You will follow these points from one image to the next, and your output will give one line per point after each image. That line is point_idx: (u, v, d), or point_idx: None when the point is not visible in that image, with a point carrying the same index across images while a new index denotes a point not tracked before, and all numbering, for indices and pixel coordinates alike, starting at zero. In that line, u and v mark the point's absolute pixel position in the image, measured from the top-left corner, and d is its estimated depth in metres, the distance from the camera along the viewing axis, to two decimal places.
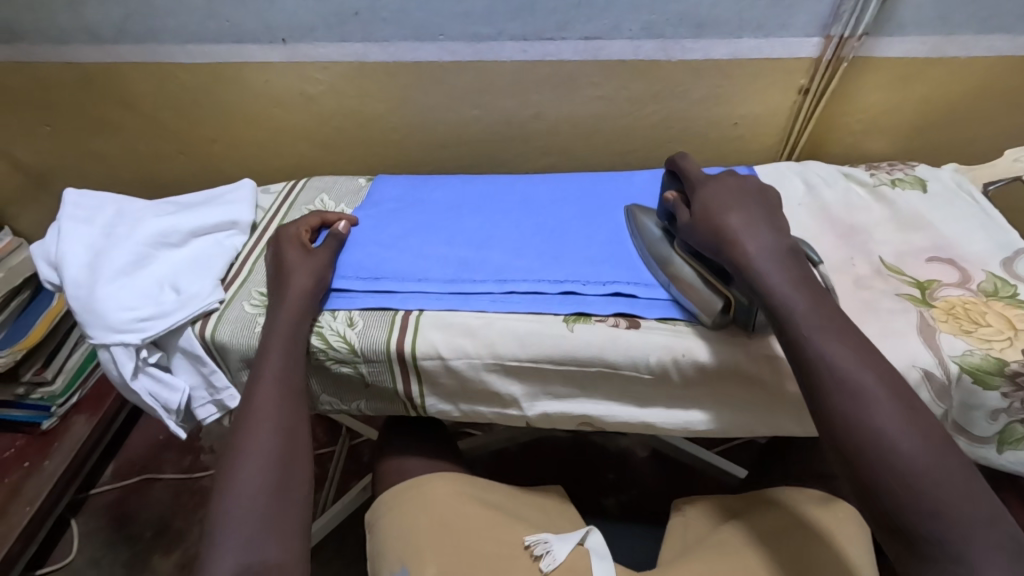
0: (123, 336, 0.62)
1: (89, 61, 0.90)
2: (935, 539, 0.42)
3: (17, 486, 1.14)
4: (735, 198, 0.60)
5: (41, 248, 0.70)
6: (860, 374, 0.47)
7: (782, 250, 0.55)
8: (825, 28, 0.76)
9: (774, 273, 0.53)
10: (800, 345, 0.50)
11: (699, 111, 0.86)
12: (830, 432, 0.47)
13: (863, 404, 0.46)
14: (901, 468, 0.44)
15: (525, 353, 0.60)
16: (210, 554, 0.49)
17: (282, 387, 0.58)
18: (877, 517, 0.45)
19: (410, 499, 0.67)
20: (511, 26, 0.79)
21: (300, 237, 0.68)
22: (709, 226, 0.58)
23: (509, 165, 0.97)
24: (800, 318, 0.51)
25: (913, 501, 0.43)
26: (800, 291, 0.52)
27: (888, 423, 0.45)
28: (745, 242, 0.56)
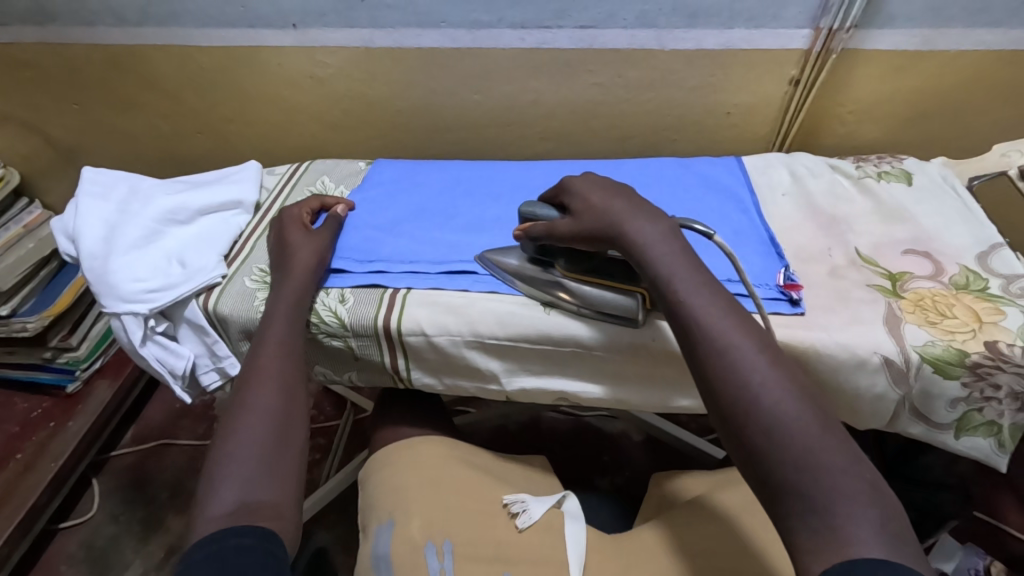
0: (132, 306, 0.67)
1: (112, 43, 0.95)
2: (796, 488, 0.43)
3: (43, 444, 1.22)
4: (606, 191, 0.61)
5: (60, 222, 0.75)
6: (730, 333, 0.49)
7: (670, 237, 0.57)
8: (815, 20, 0.76)
9: (654, 243, 0.56)
10: (679, 308, 0.52)
11: (695, 99, 0.87)
12: (707, 390, 0.49)
13: (734, 362, 0.48)
14: (767, 416, 0.45)
15: (503, 332, 0.63)
16: (208, 494, 0.53)
17: (284, 352, 0.62)
18: (748, 471, 0.46)
19: (398, 461, 0.71)
20: (509, 14, 0.81)
21: (298, 219, 0.72)
22: (600, 218, 0.59)
23: (509, 150, 0.99)
24: (678, 283, 0.53)
25: (774, 448, 0.44)
26: (680, 260, 0.54)
27: (755, 376, 0.47)
28: (636, 235, 0.57)
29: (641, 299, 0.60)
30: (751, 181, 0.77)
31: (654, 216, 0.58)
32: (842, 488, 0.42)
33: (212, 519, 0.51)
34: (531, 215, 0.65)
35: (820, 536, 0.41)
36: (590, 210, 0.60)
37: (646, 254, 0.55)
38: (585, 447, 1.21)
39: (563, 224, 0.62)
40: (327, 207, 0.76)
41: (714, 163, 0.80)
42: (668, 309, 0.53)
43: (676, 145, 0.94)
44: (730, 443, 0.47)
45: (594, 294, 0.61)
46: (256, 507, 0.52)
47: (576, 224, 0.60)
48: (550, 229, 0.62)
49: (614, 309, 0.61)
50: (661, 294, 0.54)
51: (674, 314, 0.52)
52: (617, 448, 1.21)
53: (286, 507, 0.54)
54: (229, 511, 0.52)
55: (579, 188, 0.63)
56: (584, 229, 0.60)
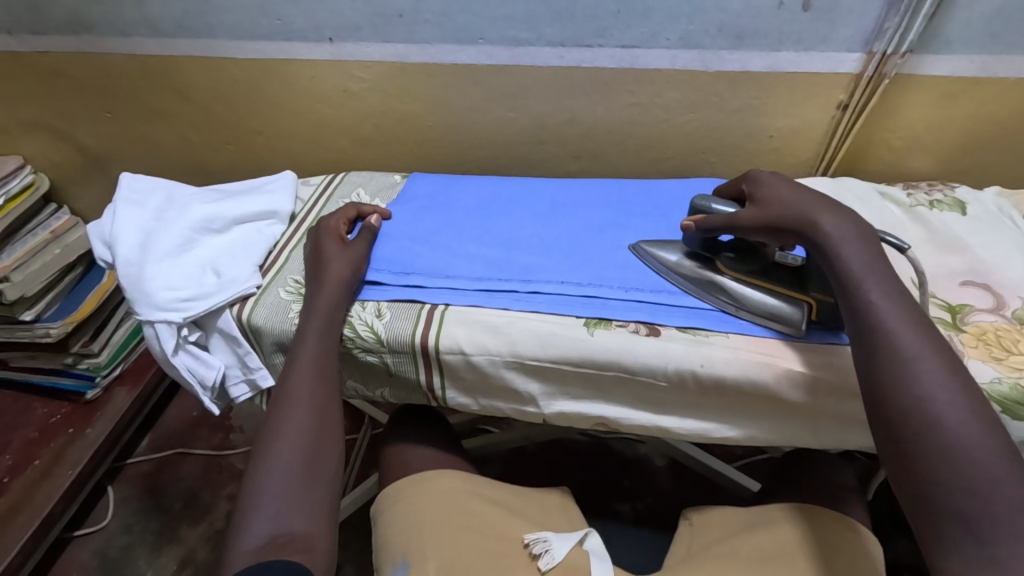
0: (166, 315, 0.66)
1: (148, 54, 0.95)
2: (965, 516, 0.43)
3: (61, 451, 1.21)
4: (797, 187, 0.59)
5: (97, 228, 0.75)
6: (921, 347, 0.48)
7: (870, 243, 0.54)
8: (868, 44, 0.75)
9: (847, 245, 0.54)
10: (865, 314, 0.51)
11: (736, 122, 0.86)
12: (878, 399, 0.48)
13: (919, 377, 0.47)
14: (945, 439, 0.44)
15: (545, 354, 0.61)
16: (242, 524, 0.52)
17: (317, 369, 0.60)
18: (908, 488, 0.46)
19: (411, 496, 0.68)
20: (549, 32, 0.80)
21: (336, 229, 0.71)
22: (794, 210, 0.56)
23: (541, 168, 0.98)
24: (870, 289, 0.51)
25: (949, 470, 0.44)
26: (878, 269, 0.52)
27: (942, 396, 0.46)
28: (830, 234, 0.54)
29: (809, 308, 0.60)
30: None
31: (853, 218, 0.56)
32: (1016, 524, 0.41)
33: (244, 553, 0.50)
34: (703, 207, 0.63)
35: (981, 570, 0.41)
36: (779, 201, 0.58)
37: (836, 254, 0.53)
38: (607, 471, 1.18)
39: (745, 211, 0.59)
40: (364, 214, 0.75)
41: None
42: (851, 314, 0.52)
43: (714, 167, 0.92)
44: (890, 459, 0.47)
45: (760, 298, 0.61)
46: (287, 540, 0.51)
47: (761, 212, 0.58)
48: (731, 218, 0.60)
49: (780, 315, 0.60)
50: (845, 300, 0.53)
51: (857, 323, 0.51)
52: (640, 473, 1.17)
53: (318, 539, 0.52)
54: (261, 544, 0.51)
55: (766, 179, 0.61)
56: (780, 220, 0.56)
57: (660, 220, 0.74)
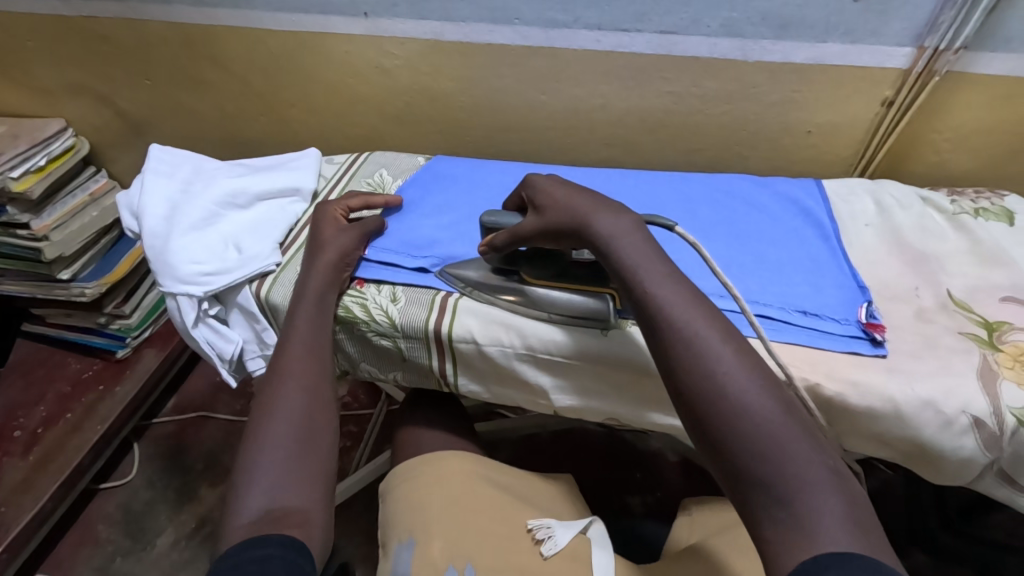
0: (187, 288, 0.67)
1: (187, 22, 0.96)
2: (761, 478, 0.40)
3: (92, 406, 1.26)
4: (576, 187, 0.58)
5: (125, 198, 0.76)
6: (698, 323, 0.46)
7: (639, 233, 0.53)
8: (920, 38, 0.71)
9: (618, 236, 0.52)
10: (642, 299, 0.48)
11: (775, 115, 0.82)
12: (674, 387, 0.45)
13: (701, 351, 0.45)
14: (731, 409, 0.42)
15: (558, 348, 0.60)
16: (236, 500, 0.51)
17: (308, 350, 0.61)
18: (718, 466, 0.43)
19: (422, 476, 0.69)
20: (587, 14, 0.78)
21: (336, 214, 0.71)
22: (566, 213, 0.55)
23: (570, 154, 0.95)
24: (644, 277, 0.49)
25: (743, 441, 0.41)
26: (649, 255, 0.51)
27: (722, 366, 0.44)
28: (604, 231, 0.53)
29: (611, 299, 0.59)
30: (833, 208, 0.72)
31: (614, 208, 0.55)
32: (812, 481, 0.39)
33: (239, 528, 0.49)
34: (492, 225, 0.63)
35: (789, 530, 0.39)
36: (554, 206, 0.57)
37: (609, 246, 0.52)
38: (617, 463, 1.18)
39: (526, 222, 0.59)
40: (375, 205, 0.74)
41: (791, 183, 0.75)
42: (633, 303, 0.50)
43: (747, 162, 0.89)
44: (697, 439, 0.44)
45: (563, 298, 0.60)
46: (282, 513, 0.50)
47: (539, 222, 0.57)
48: (513, 231, 0.60)
49: (585, 308, 0.59)
50: (625, 289, 0.50)
51: (637, 307, 0.49)
52: (651, 466, 1.17)
53: (313, 514, 0.52)
54: (256, 518, 0.50)
55: (541, 184, 0.60)
56: (548, 225, 0.57)
57: (686, 216, 0.72)
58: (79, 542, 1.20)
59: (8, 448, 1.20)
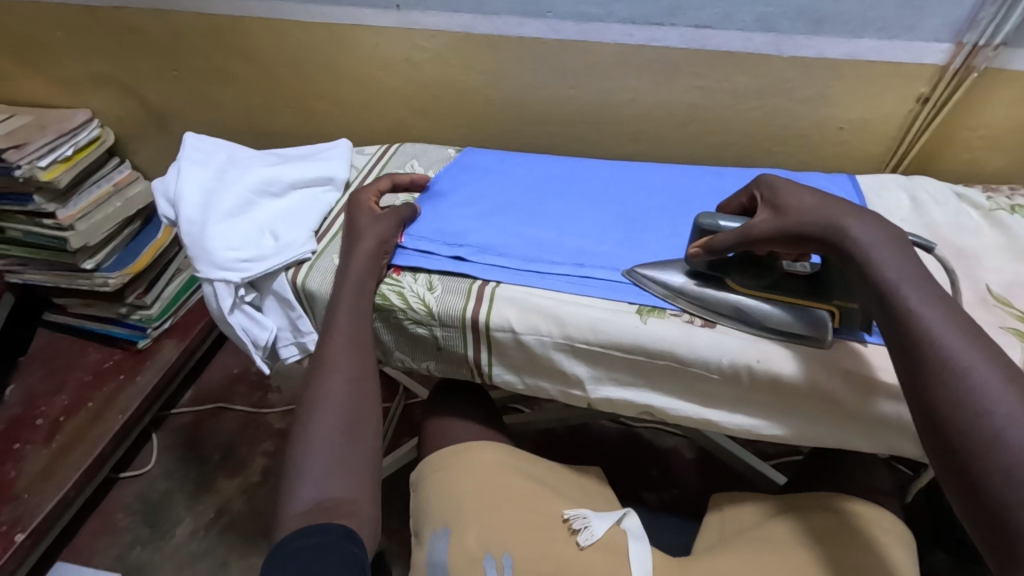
0: (225, 274, 0.67)
1: (218, 13, 0.96)
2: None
3: (113, 396, 1.27)
4: (819, 190, 0.55)
5: (161, 185, 0.76)
6: (969, 353, 0.42)
7: (902, 248, 0.49)
8: (958, 34, 0.71)
9: (877, 249, 0.49)
10: (908, 322, 0.45)
11: (805, 111, 0.82)
12: (925, 416, 0.43)
13: (972, 383, 0.41)
14: (1004, 453, 0.38)
15: (594, 338, 0.61)
16: (290, 490, 0.53)
17: (352, 339, 0.61)
18: (973, 509, 0.40)
19: (454, 465, 0.69)
20: (621, 8, 0.78)
21: (368, 201, 0.71)
22: (814, 216, 0.52)
23: (595, 148, 0.96)
24: (907, 293, 0.46)
25: (1012, 490, 0.38)
26: (913, 274, 0.47)
27: (1001, 406, 0.40)
28: (858, 238, 0.50)
29: (831, 316, 0.57)
30: (867, 202, 0.72)
31: (875, 216, 0.52)
32: None
33: (293, 517, 0.51)
34: (708, 227, 0.60)
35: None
36: (798, 207, 0.54)
37: (869, 259, 0.49)
38: (636, 460, 1.18)
39: (763, 221, 0.55)
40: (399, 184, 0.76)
41: (823, 179, 0.75)
42: (886, 321, 0.47)
43: (775, 158, 0.89)
44: (954, 483, 0.41)
45: (777, 312, 0.58)
46: (333, 504, 0.52)
47: (778, 222, 0.54)
48: (743, 231, 0.56)
49: (802, 324, 0.57)
50: (883, 308, 0.47)
51: (890, 322, 0.46)
52: (669, 463, 1.17)
53: (363, 503, 0.53)
54: (310, 508, 0.51)
55: (784, 187, 0.56)
56: (789, 228, 0.53)
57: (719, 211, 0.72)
58: (99, 530, 1.21)
59: (30, 436, 1.20)
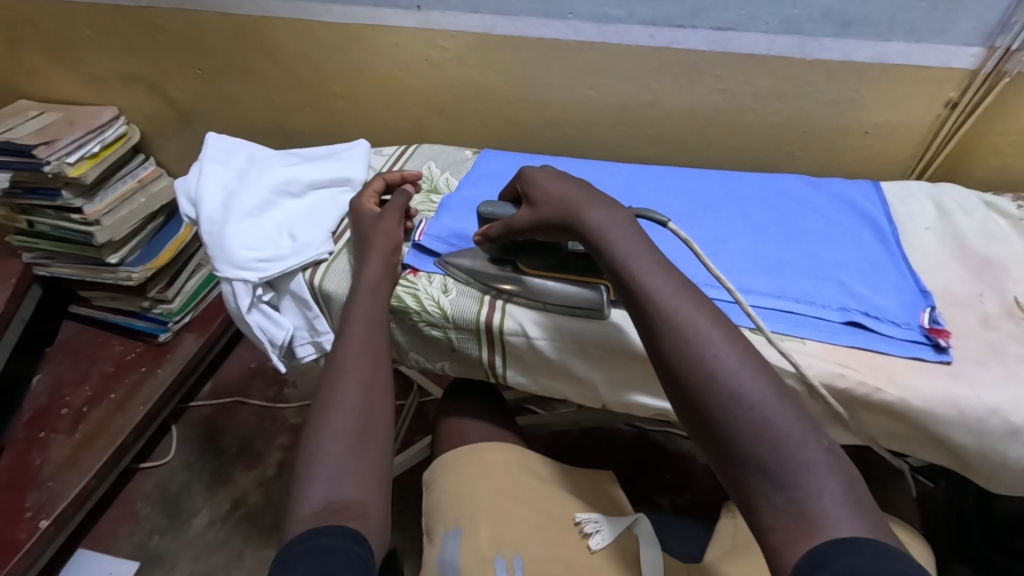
0: (243, 273, 0.68)
1: (241, 13, 0.97)
2: (761, 464, 0.40)
3: (134, 387, 1.29)
4: (567, 180, 0.59)
5: (183, 184, 0.77)
6: (688, 310, 0.46)
7: (630, 224, 0.53)
8: (990, 38, 0.69)
9: (610, 227, 0.53)
10: (633, 292, 0.49)
11: (829, 115, 0.81)
12: (665, 375, 0.45)
13: (690, 335, 0.44)
14: (721, 392, 0.42)
15: (610, 345, 0.60)
16: (299, 492, 0.53)
17: (365, 342, 0.61)
18: (710, 450, 0.42)
19: (468, 464, 0.70)
20: (642, 10, 0.77)
21: (368, 204, 0.72)
22: (558, 206, 0.57)
23: (613, 150, 0.95)
24: (634, 264, 0.50)
25: (731, 423, 0.41)
26: (635, 242, 0.52)
27: (712, 350, 0.43)
28: (595, 222, 0.54)
29: (606, 290, 0.60)
30: (891, 210, 0.70)
31: (608, 202, 0.56)
32: (807, 461, 0.39)
33: (301, 519, 0.51)
34: (489, 216, 0.64)
35: (789, 517, 0.38)
36: (547, 199, 0.58)
37: (602, 238, 0.53)
38: (649, 463, 1.17)
39: (521, 215, 0.60)
40: (392, 184, 0.75)
41: (847, 185, 0.73)
42: (624, 289, 0.50)
43: (797, 162, 0.87)
44: (690, 428, 0.44)
45: (559, 290, 0.62)
46: (341, 507, 0.51)
47: (533, 214, 0.59)
48: (509, 225, 0.61)
49: (582, 300, 0.61)
50: (615, 278, 0.51)
51: (627, 295, 0.50)
52: (682, 468, 1.16)
53: (371, 506, 0.53)
54: (318, 510, 0.51)
55: (538, 176, 0.61)
56: (544, 218, 0.58)
57: (740, 216, 0.71)
58: (119, 518, 1.24)
59: (55, 425, 1.24)
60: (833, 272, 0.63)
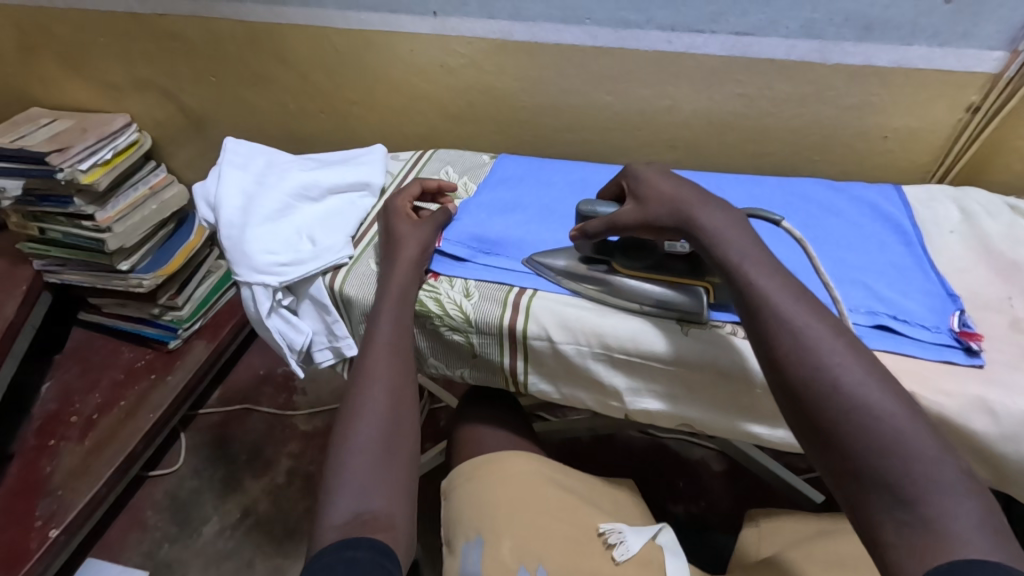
0: (264, 277, 0.68)
1: (257, 20, 0.98)
2: (886, 477, 0.40)
3: (145, 394, 1.29)
4: (676, 179, 0.59)
5: (201, 189, 0.77)
6: (810, 320, 0.47)
7: (745, 229, 0.54)
8: (1012, 42, 0.69)
9: (724, 231, 0.54)
10: (750, 297, 0.50)
11: (847, 119, 0.81)
12: (781, 382, 0.46)
13: (813, 344, 0.45)
14: (844, 404, 0.43)
15: (635, 349, 0.60)
16: (326, 502, 0.52)
17: (391, 350, 0.61)
18: (826, 461, 0.43)
19: (487, 473, 0.69)
20: (662, 15, 0.77)
21: (403, 208, 0.71)
22: (668, 206, 0.57)
23: (628, 155, 0.95)
24: (748, 269, 0.51)
25: (859, 435, 0.42)
26: (753, 249, 0.52)
27: (837, 361, 0.44)
28: (710, 225, 0.54)
29: (706, 292, 0.60)
30: (914, 213, 0.70)
31: (723, 204, 0.56)
32: (936, 477, 0.40)
33: (329, 529, 0.50)
34: (588, 213, 0.63)
35: (916, 534, 0.39)
36: (658, 196, 0.58)
37: (716, 242, 0.53)
38: (663, 471, 1.16)
39: (627, 210, 0.59)
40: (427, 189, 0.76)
41: (868, 188, 0.73)
42: (738, 295, 0.51)
43: (814, 167, 0.87)
44: (807, 437, 0.45)
45: (658, 291, 0.60)
46: (370, 518, 0.51)
47: (641, 211, 0.58)
48: (611, 221, 0.60)
49: (681, 301, 0.60)
50: (729, 284, 0.52)
51: (742, 300, 0.50)
52: (696, 476, 1.15)
53: (399, 518, 0.52)
54: (346, 521, 0.50)
55: (647, 175, 0.61)
56: (650, 216, 0.58)
57: (760, 219, 0.70)
58: (128, 527, 1.23)
59: (64, 432, 1.23)
60: (860, 274, 0.63)
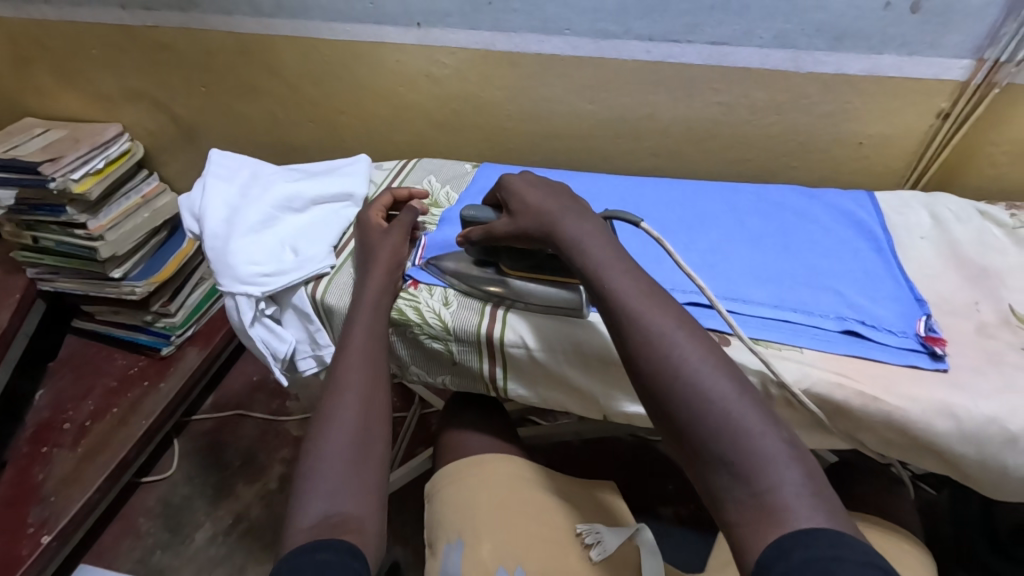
0: (247, 288, 0.69)
1: (245, 32, 0.99)
2: (724, 456, 0.42)
3: (137, 401, 1.30)
4: (545, 191, 0.61)
5: (187, 201, 0.78)
6: (651, 311, 0.49)
7: (601, 230, 0.56)
8: (980, 50, 0.70)
9: (582, 235, 0.56)
10: (604, 296, 0.51)
11: (825, 126, 0.82)
12: (633, 373, 0.48)
13: (655, 335, 0.47)
14: (687, 389, 0.44)
15: (610, 355, 0.61)
16: (297, 505, 0.53)
17: (364, 356, 0.62)
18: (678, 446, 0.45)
19: (471, 475, 0.70)
20: (639, 26, 0.79)
21: (376, 220, 0.73)
22: (536, 218, 0.59)
23: (612, 162, 0.96)
24: (601, 267, 0.53)
25: (698, 418, 0.43)
26: (610, 250, 0.54)
27: (677, 349, 0.46)
28: (571, 233, 0.56)
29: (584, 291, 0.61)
30: (886, 220, 0.71)
31: (582, 212, 0.59)
32: (772, 453, 0.41)
33: (299, 531, 0.51)
34: (471, 218, 0.66)
35: (751, 511, 0.40)
36: (525, 209, 0.60)
37: (576, 245, 0.55)
38: (652, 475, 1.17)
39: (501, 222, 0.62)
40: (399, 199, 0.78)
41: (843, 195, 0.74)
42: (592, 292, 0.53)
43: (793, 173, 0.88)
44: (661, 425, 0.46)
45: (537, 291, 0.63)
46: (339, 520, 0.51)
47: (512, 225, 0.61)
48: (488, 232, 0.63)
49: (559, 299, 0.62)
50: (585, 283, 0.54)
51: (597, 299, 0.52)
52: (686, 479, 1.16)
53: (370, 521, 0.53)
54: (316, 523, 0.51)
55: (515, 186, 0.63)
56: (520, 228, 0.60)
57: (736, 226, 0.72)
58: (122, 533, 1.24)
59: (57, 439, 1.24)
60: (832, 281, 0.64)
